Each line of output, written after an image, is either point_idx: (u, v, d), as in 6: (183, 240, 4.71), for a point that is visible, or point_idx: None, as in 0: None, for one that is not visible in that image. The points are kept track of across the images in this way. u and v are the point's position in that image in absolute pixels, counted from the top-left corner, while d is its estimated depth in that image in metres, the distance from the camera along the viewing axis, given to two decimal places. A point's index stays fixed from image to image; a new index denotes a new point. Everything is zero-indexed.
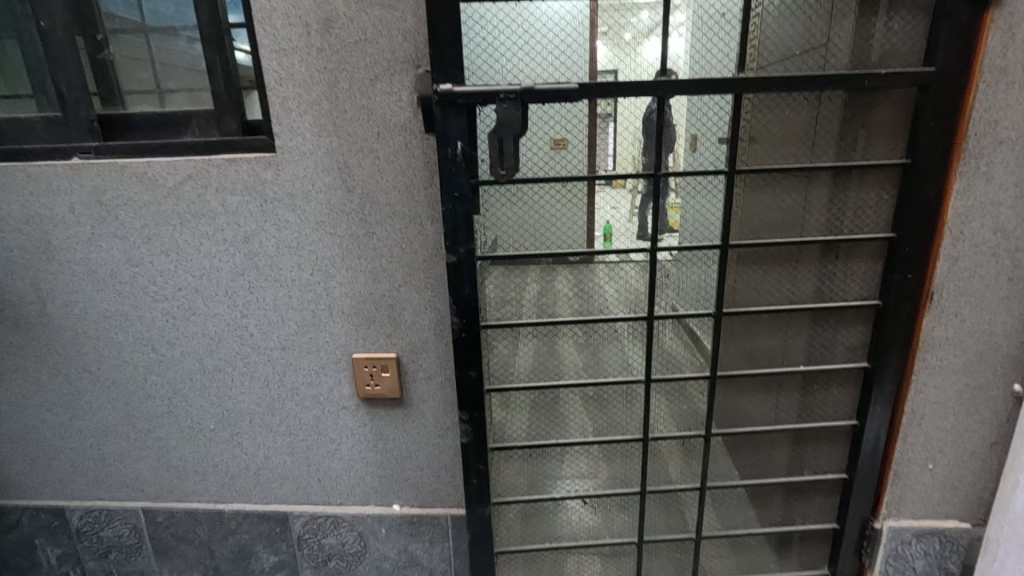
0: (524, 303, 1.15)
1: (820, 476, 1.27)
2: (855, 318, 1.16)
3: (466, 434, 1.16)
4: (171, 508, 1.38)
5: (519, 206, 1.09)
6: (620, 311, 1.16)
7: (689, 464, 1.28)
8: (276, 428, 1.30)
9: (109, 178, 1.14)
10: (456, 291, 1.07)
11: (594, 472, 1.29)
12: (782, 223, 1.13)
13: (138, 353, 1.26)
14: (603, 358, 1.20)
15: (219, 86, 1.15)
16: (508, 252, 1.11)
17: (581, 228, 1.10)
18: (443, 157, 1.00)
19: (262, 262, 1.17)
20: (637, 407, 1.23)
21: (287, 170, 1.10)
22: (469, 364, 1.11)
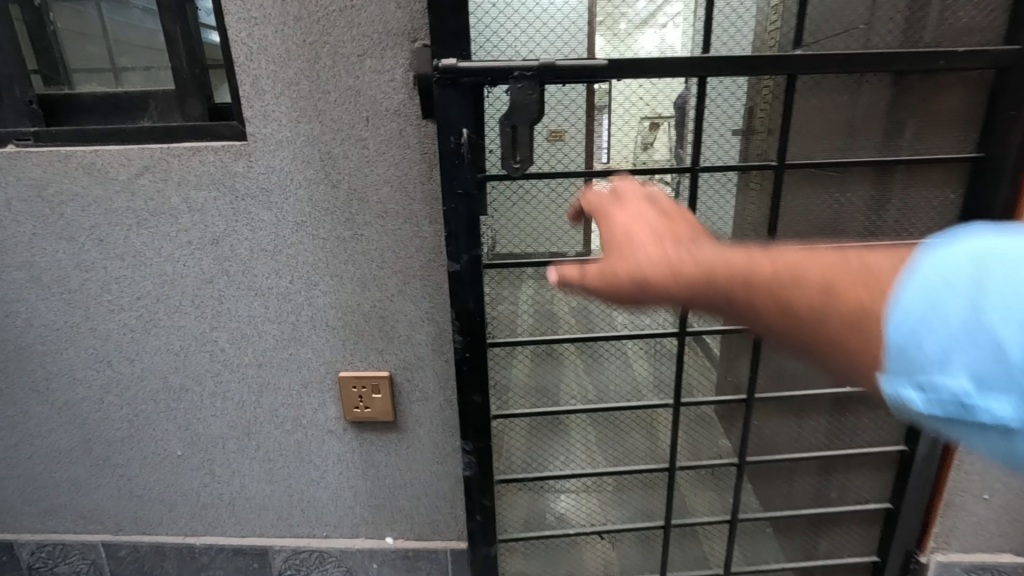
0: (539, 317, 1.03)
1: (860, 506, 1.16)
2: None
3: (470, 467, 1.06)
4: (135, 542, 1.23)
5: (529, 207, 0.96)
6: (629, 326, 1.05)
7: (718, 496, 1.20)
8: (252, 454, 1.15)
9: (51, 170, 0.98)
10: (460, 305, 0.95)
11: (609, 505, 1.18)
12: (828, 226, 1.02)
13: (92, 370, 1.10)
14: (614, 381, 1.08)
15: (180, 62, 0.99)
16: (517, 260, 0.98)
17: (578, 229, 0.96)
18: (445, 147, 0.86)
19: (234, 268, 1.01)
20: (665, 434, 1.13)
21: (261, 162, 0.95)
22: (472, 389, 1.01)
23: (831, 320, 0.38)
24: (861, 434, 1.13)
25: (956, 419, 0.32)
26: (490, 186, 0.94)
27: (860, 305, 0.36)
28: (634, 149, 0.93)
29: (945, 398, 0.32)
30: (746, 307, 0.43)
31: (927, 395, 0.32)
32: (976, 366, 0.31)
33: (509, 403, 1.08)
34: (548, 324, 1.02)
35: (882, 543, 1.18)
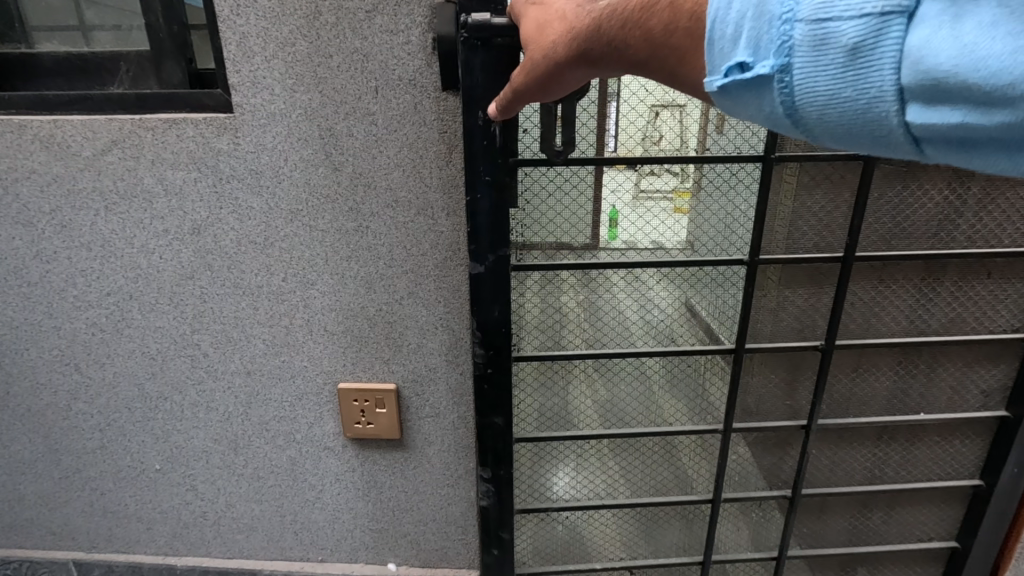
0: (574, 328, 0.92)
1: (924, 544, 1.10)
2: (991, 354, 0.99)
3: (488, 496, 0.97)
4: (110, 561, 1.11)
5: (559, 199, 0.85)
6: (645, 342, 0.93)
7: (762, 532, 1.10)
8: (240, 471, 1.02)
9: (3, 143, 0.83)
10: (484, 315, 0.85)
11: (636, 539, 1.08)
12: (912, 233, 0.91)
13: (57, 374, 0.97)
14: (623, 403, 0.98)
15: (155, 18, 0.83)
16: (549, 262, 0.87)
17: (582, 218, 0.86)
18: (472, 124, 0.75)
19: (218, 262, 0.87)
20: (711, 463, 1.03)
21: (249, 138, 0.80)
22: (493, 410, 0.92)
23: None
24: (912, 459, 1.06)
25: (850, 67, 0.35)
26: (522, 172, 0.83)
27: (664, 10, 0.42)
28: (643, 136, 0.83)
29: (736, 32, 0.38)
30: (597, 23, 0.46)
31: (728, 69, 0.39)
32: (756, 34, 0.38)
33: (538, 425, 0.98)
34: (583, 334, 0.92)
35: None
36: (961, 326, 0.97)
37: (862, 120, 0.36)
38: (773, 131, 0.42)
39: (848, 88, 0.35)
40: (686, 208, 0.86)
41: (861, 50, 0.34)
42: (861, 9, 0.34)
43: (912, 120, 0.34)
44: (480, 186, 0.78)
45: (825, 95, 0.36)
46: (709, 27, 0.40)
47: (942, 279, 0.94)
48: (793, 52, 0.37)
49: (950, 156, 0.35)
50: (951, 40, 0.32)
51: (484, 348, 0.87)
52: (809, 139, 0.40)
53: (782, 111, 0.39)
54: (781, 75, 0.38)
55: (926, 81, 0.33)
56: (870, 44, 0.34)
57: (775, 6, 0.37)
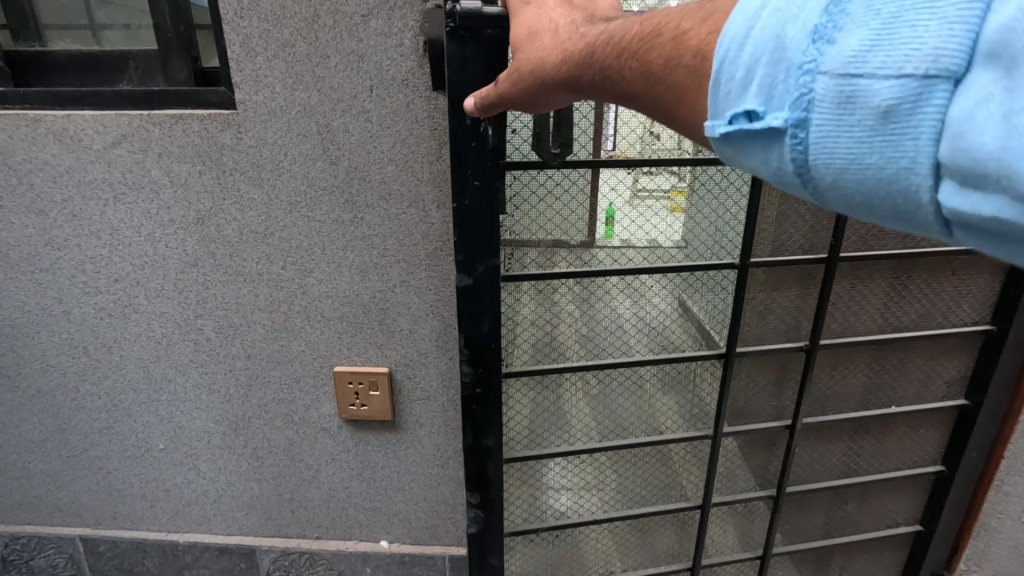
0: (568, 323, 0.96)
1: (892, 529, 1.16)
2: (955, 347, 1.05)
3: (475, 520, 1.02)
4: (115, 537, 1.16)
5: (556, 200, 0.90)
6: (643, 348, 0.99)
7: (748, 534, 1.15)
8: (240, 451, 1.07)
9: (17, 136, 0.87)
10: (475, 327, 0.89)
11: (631, 547, 1.13)
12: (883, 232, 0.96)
13: (67, 357, 1.01)
14: (617, 404, 1.02)
15: (163, 18, 0.88)
16: (547, 263, 0.92)
17: (580, 217, 0.91)
18: (460, 126, 0.77)
19: (221, 251, 0.92)
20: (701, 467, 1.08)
21: (251, 133, 0.85)
22: (483, 432, 0.96)
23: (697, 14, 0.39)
24: (881, 446, 1.12)
25: (876, 136, 0.29)
26: (512, 176, 0.87)
27: (668, 44, 0.40)
28: (641, 137, 0.87)
29: (747, 77, 0.33)
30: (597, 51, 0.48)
31: (732, 116, 0.35)
32: (768, 80, 0.33)
33: (523, 445, 1.03)
34: (577, 327, 0.96)
35: (910, 564, 1.19)
36: (924, 317, 1.03)
37: (885, 194, 0.30)
38: (783, 189, 0.36)
39: (872, 155, 0.29)
40: (682, 207, 0.91)
41: (893, 113, 0.28)
42: (901, 65, 0.27)
43: (947, 204, 0.28)
44: (472, 191, 0.82)
45: (843, 159, 0.31)
46: (715, 68, 0.35)
47: (905, 275, 1.00)
48: (807, 107, 0.31)
49: (992, 250, 0.29)
50: (1000, 119, 0.25)
51: (478, 355, 0.91)
52: (822, 205, 0.34)
53: (789, 169, 0.34)
54: (792, 129, 0.32)
55: (966, 162, 0.26)
56: (906, 107, 0.28)
57: (794, 53, 0.31)
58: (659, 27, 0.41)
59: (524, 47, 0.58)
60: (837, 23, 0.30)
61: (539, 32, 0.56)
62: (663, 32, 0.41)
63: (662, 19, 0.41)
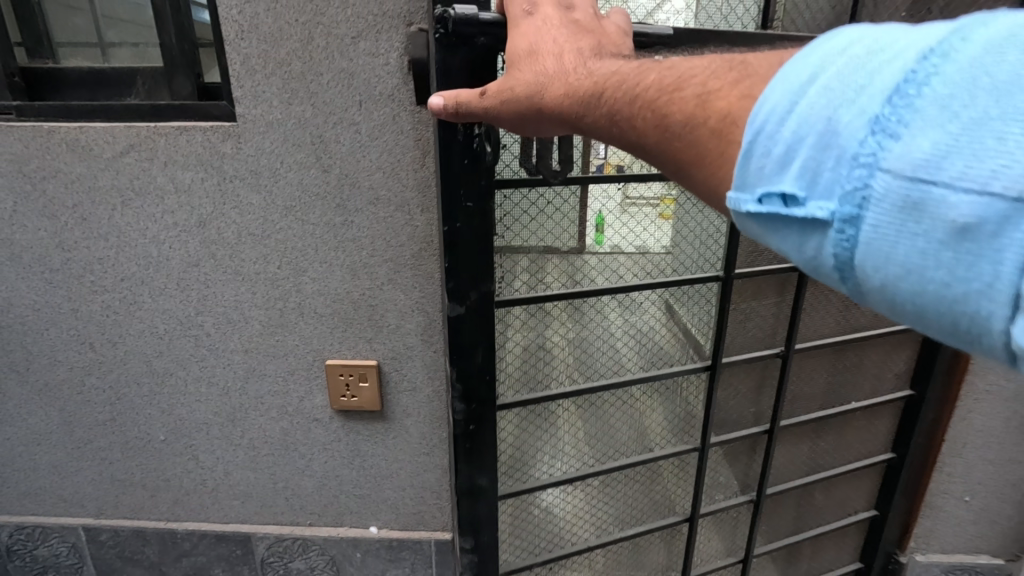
0: (557, 333, 1.00)
1: (851, 515, 1.25)
2: (902, 342, 1.14)
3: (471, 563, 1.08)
4: (116, 526, 1.21)
5: (547, 213, 0.94)
6: (637, 365, 1.05)
7: (732, 538, 1.23)
8: (237, 441, 1.14)
9: (32, 146, 0.95)
10: (466, 361, 0.94)
11: (624, 557, 1.20)
12: None
13: (74, 352, 1.08)
14: (610, 418, 1.08)
15: (169, 38, 0.96)
16: (540, 277, 0.96)
17: (571, 225, 0.95)
18: (450, 141, 0.81)
19: (221, 252, 0.99)
20: (688, 479, 1.15)
21: (250, 143, 0.93)
22: (478, 472, 1.01)
23: (737, 87, 0.40)
24: (840, 435, 1.20)
25: (949, 249, 0.31)
26: (502, 194, 0.90)
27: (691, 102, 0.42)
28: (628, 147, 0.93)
29: (793, 161, 0.36)
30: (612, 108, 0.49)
31: (774, 199, 0.37)
32: (814, 171, 0.35)
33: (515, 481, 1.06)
34: (566, 331, 1.00)
35: (868, 547, 1.27)
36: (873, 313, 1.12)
37: (950, 309, 0.32)
38: (814, 276, 0.39)
39: (939, 268, 0.31)
40: (670, 214, 0.98)
41: (969, 229, 0.30)
42: (982, 183, 0.29)
43: (1017, 338, 0.29)
44: (465, 215, 0.86)
45: (903, 266, 0.33)
46: (759, 146, 0.37)
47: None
48: (858, 204, 0.33)
49: None
50: None
51: (473, 382, 0.95)
52: (861, 301, 0.37)
53: (832, 261, 0.36)
54: (840, 223, 0.35)
55: None
56: (983, 226, 0.29)
57: (849, 145, 0.33)
58: (699, 96, 0.42)
59: (524, 68, 0.59)
60: (900, 127, 0.32)
61: (542, 54, 0.58)
62: (701, 102, 0.42)
63: (700, 86, 0.42)
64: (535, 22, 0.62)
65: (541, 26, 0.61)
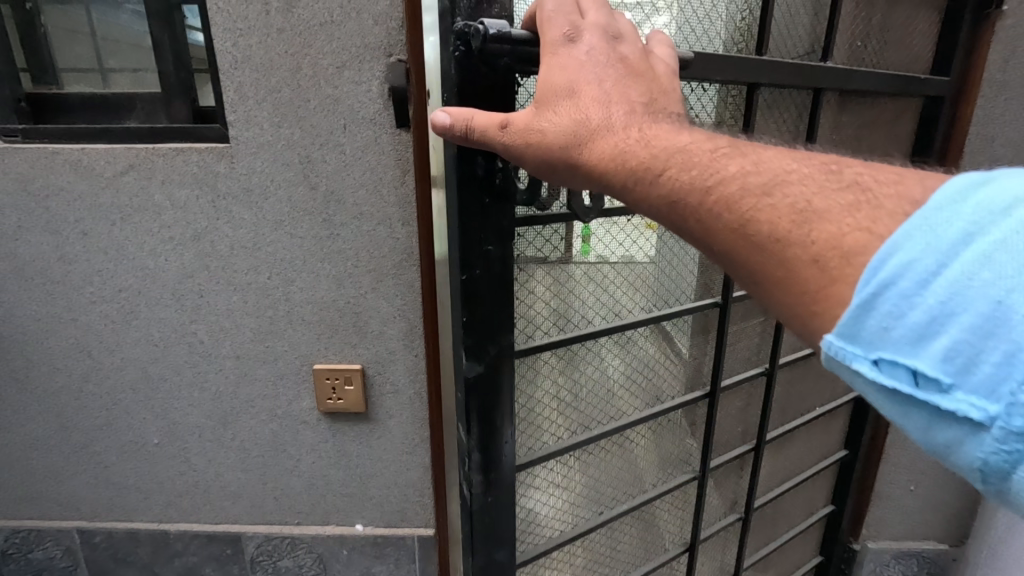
0: (557, 367, 0.97)
1: (813, 512, 1.34)
2: None
3: None
4: (110, 528, 1.26)
5: (542, 236, 0.90)
6: (642, 397, 1.08)
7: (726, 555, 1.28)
8: (228, 443, 1.19)
9: (37, 166, 1.01)
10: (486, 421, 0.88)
11: None
12: None
13: (72, 359, 1.14)
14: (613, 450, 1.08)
15: (167, 66, 1.03)
16: (541, 305, 0.92)
17: (557, 237, 0.91)
18: (466, 178, 0.75)
19: (214, 263, 1.06)
20: (689, 507, 1.20)
21: (242, 163, 1.00)
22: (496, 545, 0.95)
23: (839, 209, 0.43)
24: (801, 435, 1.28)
25: None
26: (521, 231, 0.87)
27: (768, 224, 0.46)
28: None
29: (961, 357, 0.36)
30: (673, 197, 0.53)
31: (935, 385, 0.37)
32: (979, 369, 0.36)
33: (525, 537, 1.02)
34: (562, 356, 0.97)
35: (827, 540, 1.37)
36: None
37: None
38: (947, 464, 0.40)
39: None
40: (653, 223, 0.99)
41: None
42: None
43: None
44: (486, 260, 0.81)
45: None
46: (923, 329, 0.38)
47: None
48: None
49: None
50: None
51: (496, 443, 0.90)
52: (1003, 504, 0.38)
53: (980, 464, 0.37)
54: (1004, 432, 0.35)
55: None
56: None
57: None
58: (796, 207, 0.45)
59: (559, 108, 0.60)
60: None
61: (583, 102, 0.58)
62: (804, 215, 0.45)
63: (795, 196, 0.46)
64: (580, 55, 0.61)
65: (584, 61, 0.60)
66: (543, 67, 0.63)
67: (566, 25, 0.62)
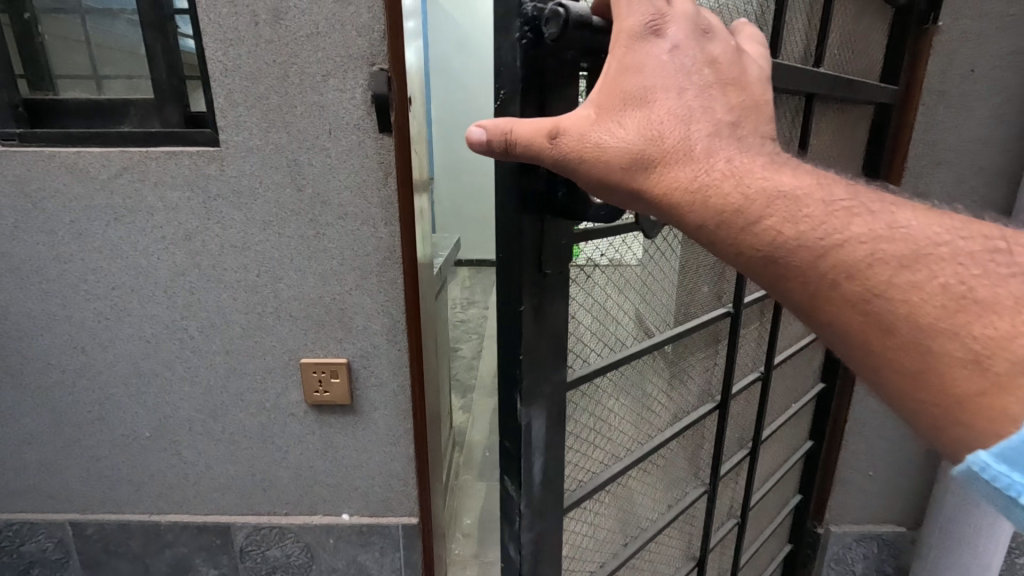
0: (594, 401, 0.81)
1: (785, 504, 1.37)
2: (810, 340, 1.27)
3: None
4: (101, 521, 1.30)
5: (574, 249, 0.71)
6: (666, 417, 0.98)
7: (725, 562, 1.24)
8: (218, 436, 1.24)
9: (34, 169, 1.06)
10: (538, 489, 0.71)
11: None
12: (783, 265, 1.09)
13: (66, 355, 1.18)
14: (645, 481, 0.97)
15: (160, 74, 1.08)
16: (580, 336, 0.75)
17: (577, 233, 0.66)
18: (527, 191, 0.57)
19: (205, 262, 1.11)
20: (697, 523, 1.13)
21: (232, 166, 1.05)
22: None
23: (1006, 300, 0.39)
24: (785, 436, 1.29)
25: None
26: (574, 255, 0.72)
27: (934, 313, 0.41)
28: None
29: None
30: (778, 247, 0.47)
31: None
32: None
33: None
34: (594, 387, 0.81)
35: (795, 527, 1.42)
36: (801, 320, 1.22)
37: None
38: None
39: None
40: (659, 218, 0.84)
41: None
42: None
43: None
44: (542, 291, 0.62)
45: None
46: None
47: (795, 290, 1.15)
48: None
49: None
50: None
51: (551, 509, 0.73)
52: None
53: None
54: None
55: None
56: None
57: None
58: (951, 290, 0.41)
59: (627, 120, 0.50)
60: None
61: (658, 113, 0.49)
62: (963, 303, 0.40)
63: (949, 277, 0.41)
64: (661, 54, 0.50)
65: (664, 63, 0.50)
66: (607, 65, 0.51)
67: (650, 11, 0.51)
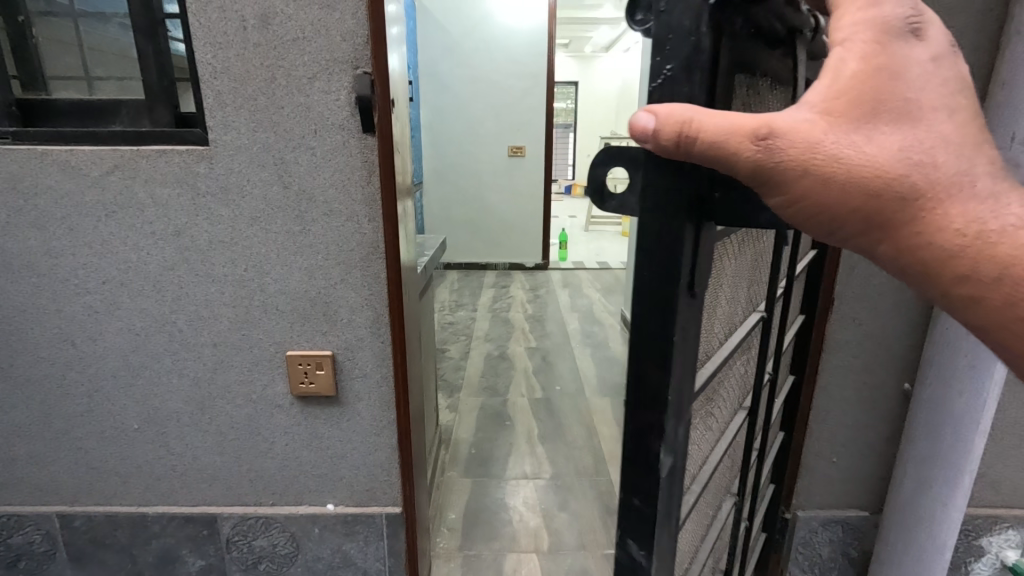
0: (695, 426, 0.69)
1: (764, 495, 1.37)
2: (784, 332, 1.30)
3: None
4: (89, 513, 1.32)
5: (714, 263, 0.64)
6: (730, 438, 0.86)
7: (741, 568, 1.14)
8: (205, 427, 1.27)
9: (26, 166, 1.09)
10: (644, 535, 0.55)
11: None
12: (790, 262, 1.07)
13: (56, 349, 1.20)
14: (710, 508, 0.84)
15: (151, 75, 1.12)
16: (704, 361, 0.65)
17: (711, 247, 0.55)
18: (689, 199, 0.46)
19: (193, 256, 1.15)
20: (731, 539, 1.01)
21: (220, 164, 1.09)
22: None
23: None
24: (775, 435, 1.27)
25: None
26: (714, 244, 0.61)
27: None
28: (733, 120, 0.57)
29: None
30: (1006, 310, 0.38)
31: None
32: None
33: None
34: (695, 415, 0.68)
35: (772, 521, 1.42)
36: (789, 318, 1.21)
37: None
38: None
39: None
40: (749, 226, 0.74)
41: None
42: None
43: None
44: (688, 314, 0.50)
45: None
46: None
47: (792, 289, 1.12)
48: None
49: None
50: None
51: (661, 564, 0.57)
52: None
53: None
54: None
55: None
56: None
57: None
58: None
59: (874, 140, 0.37)
60: None
61: (914, 138, 0.37)
62: None
63: None
64: (923, 60, 0.38)
65: (925, 71, 0.38)
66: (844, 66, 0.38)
67: (907, 6, 0.39)
